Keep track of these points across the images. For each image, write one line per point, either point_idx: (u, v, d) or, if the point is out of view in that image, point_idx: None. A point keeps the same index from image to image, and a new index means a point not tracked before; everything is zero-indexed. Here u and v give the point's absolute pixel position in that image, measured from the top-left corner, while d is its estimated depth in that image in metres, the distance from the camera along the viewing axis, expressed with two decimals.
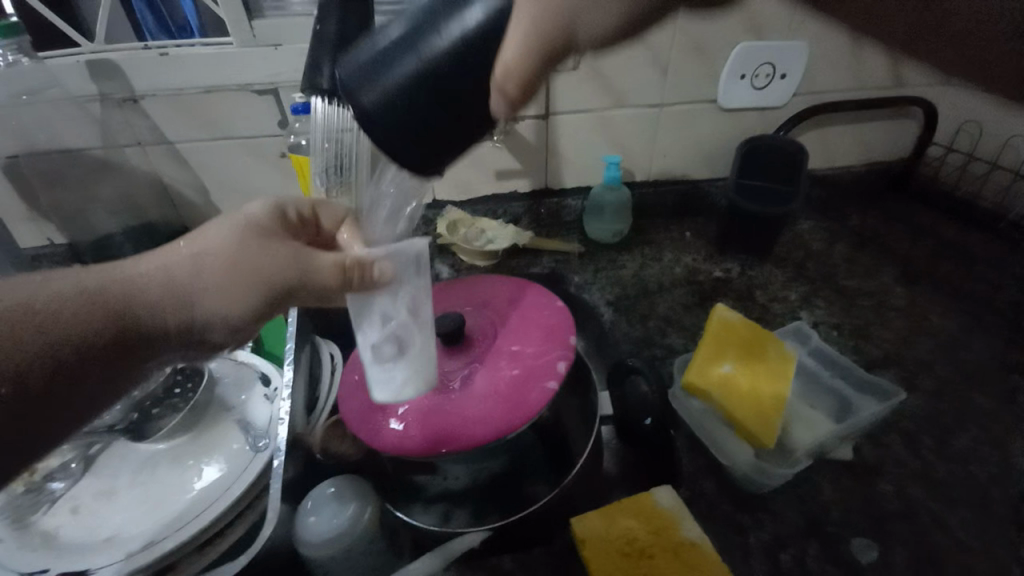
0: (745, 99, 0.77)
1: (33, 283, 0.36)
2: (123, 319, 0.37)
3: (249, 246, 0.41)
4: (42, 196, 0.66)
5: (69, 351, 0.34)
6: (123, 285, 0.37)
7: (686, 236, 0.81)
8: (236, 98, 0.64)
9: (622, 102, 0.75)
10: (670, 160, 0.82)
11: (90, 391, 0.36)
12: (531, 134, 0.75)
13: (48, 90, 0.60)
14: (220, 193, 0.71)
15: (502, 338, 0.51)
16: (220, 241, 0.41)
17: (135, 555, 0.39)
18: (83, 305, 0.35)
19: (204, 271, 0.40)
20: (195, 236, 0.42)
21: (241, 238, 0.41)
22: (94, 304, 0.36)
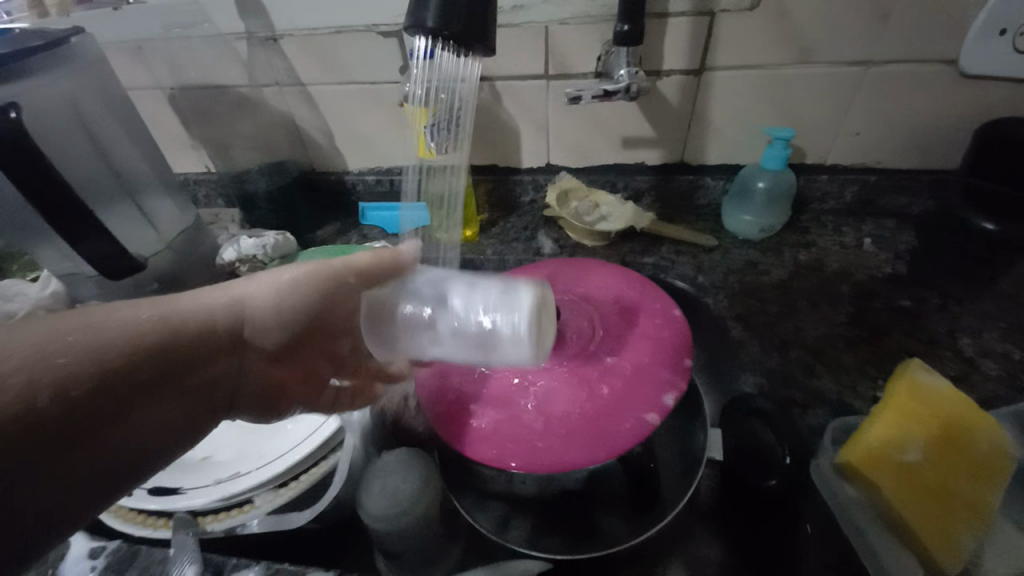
0: (1010, 60, 0.53)
1: (87, 320, 0.33)
2: (178, 347, 0.36)
3: (304, 285, 0.44)
4: (200, 128, 0.73)
5: (131, 368, 0.33)
6: (175, 323, 0.36)
7: (863, 244, 0.62)
8: (361, 39, 0.61)
9: (809, 57, 0.57)
10: (860, 140, 0.62)
11: (117, 419, 0.32)
12: (675, 93, 0.61)
13: (205, 26, 0.64)
14: (341, 138, 0.72)
15: (598, 343, 0.44)
16: (265, 284, 0.43)
17: (220, 484, 0.42)
18: (146, 332, 0.34)
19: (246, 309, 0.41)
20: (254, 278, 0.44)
21: (299, 278, 0.45)
22: (155, 330, 0.35)
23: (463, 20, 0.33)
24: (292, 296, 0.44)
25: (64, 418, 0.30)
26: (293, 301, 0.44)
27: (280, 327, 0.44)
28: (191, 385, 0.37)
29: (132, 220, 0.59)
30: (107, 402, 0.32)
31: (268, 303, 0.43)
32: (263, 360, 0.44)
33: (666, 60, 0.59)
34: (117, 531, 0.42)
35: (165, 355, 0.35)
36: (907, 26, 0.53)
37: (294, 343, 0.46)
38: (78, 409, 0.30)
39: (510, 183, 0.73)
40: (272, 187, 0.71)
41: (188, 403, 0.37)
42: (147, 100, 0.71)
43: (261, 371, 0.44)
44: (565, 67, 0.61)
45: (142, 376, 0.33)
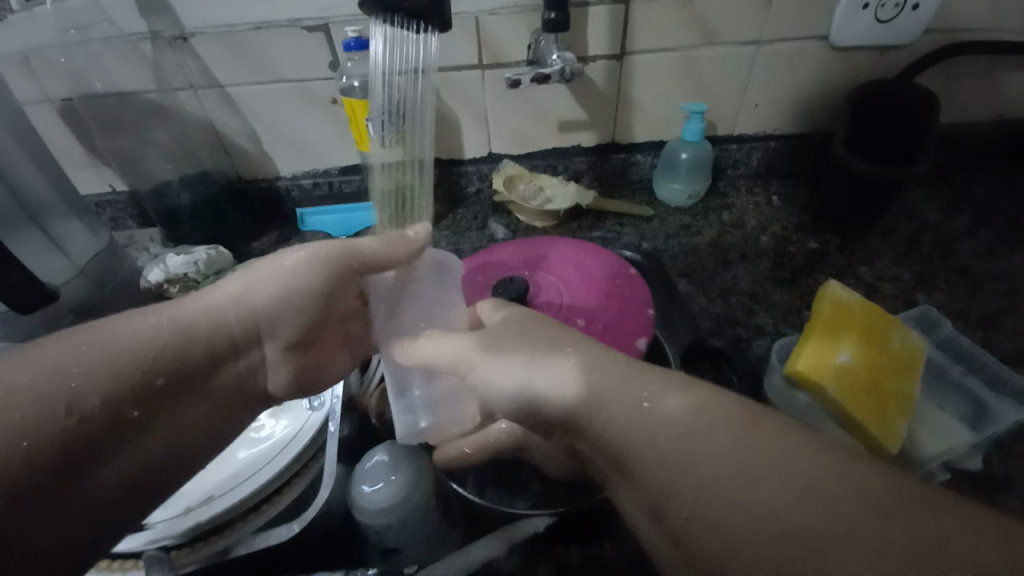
0: (865, 35, 0.64)
1: (89, 336, 0.34)
2: (190, 368, 0.37)
3: (300, 271, 0.43)
4: (100, 141, 0.66)
5: (134, 392, 0.34)
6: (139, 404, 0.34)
7: (772, 201, 0.72)
8: (283, 35, 0.59)
9: (714, 38, 0.64)
10: (760, 111, 0.71)
11: (125, 442, 0.33)
12: (602, 77, 0.66)
13: (100, 27, 0.58)
14: (270, 140, 0.68)
15: (568, 309, 0.47)
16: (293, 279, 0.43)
17: (192, 511, 0.38)
18: (142, 356, 0.35)
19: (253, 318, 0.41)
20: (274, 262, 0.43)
21: (297, 269, 0.43)
22: (164, 346, 0.36)
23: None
24: (296, 284, 0.43)
25: (76, 444, 0.31)
26: (301, 288, 0.43)
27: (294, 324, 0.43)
28: (210, 391, 0.38)
29: (35, 246, 0.52)
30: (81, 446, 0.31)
31: (274, 302, 0.42)
32: (285, 350, 0.44)
33: (591, 46, 0.63)
34: None
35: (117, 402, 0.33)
36: (784, 11, 0.62)
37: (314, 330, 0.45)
38: (90, 432, 0.32)
39: (455, 175, 0.74)
40: (196, 200, 0.66)
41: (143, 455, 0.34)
42: (33, 115, 0.63)
43: (285, 366, 0.44)
44: (498, 56, 0.64)
45: (160, 387, 0.35)
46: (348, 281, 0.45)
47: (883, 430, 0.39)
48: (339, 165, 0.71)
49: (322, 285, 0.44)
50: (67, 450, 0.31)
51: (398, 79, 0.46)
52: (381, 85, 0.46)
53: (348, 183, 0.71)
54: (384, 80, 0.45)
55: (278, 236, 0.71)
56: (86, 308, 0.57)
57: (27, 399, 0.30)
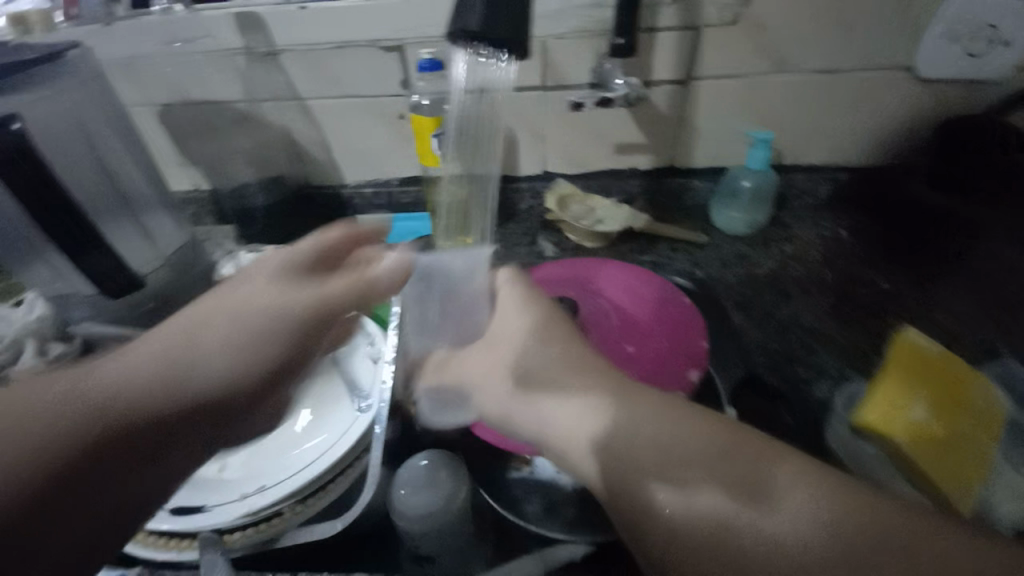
0: (955, 67, 0.60)
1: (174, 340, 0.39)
2: (168, 415, 0.37)
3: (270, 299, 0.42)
4: (192, 143, 0.72)
5: (105, 438, 0.34)
6: (109, 447, 0.34)
7: (842, 235, 0.68)
8: (361, 54, 0.63)
9: (786, 66, 0.62)
10: (831, 142, 0.68)
11: (110, 479, 0.34)
12: (665, 102, 0.66)
13: (203, 42, 0.64)
14: (339, 150, 0.72)
15: (618, 333, 0.47)
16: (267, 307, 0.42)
17: (248, 498, 0.41)
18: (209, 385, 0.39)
19: (221, 347, 0.40)
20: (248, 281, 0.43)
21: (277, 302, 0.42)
22: (128, 396, 0.35)
23: (507, 29, 0.37)
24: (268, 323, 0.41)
25: (56, 482, 0.32)
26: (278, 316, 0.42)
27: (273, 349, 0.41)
28: (188, 439, 0.38)
29: (129, 236, 0.59)
30: (45, 493, 0.31)
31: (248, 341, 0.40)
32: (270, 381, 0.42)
33: (656, 71, 0.63)
34: (137, 555, 0.40)
35: (96, 440, 0.34)
36: (867, 40, 0.60)
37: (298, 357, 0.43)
38: (71, 475, 0.32)
39: (509, 191, 0.75)
40: (269, 203, 0.71)
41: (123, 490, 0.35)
42: (138, 117, 0.70)
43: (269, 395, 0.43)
44: (562, 78, 0.65)
45: (142, 442, 0.35)
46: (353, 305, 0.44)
47: (953, 479, 0.37)
48: (400, 176, 0.74)
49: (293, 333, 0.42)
50: (53, 490, 0.31)
51: (468, 101, 0.48)
52: (453, 106, 0.48)
53: (406, 194, 0.74)
54: (458, 100, 0.48)
55: None
56: (166, 296, 0.62)
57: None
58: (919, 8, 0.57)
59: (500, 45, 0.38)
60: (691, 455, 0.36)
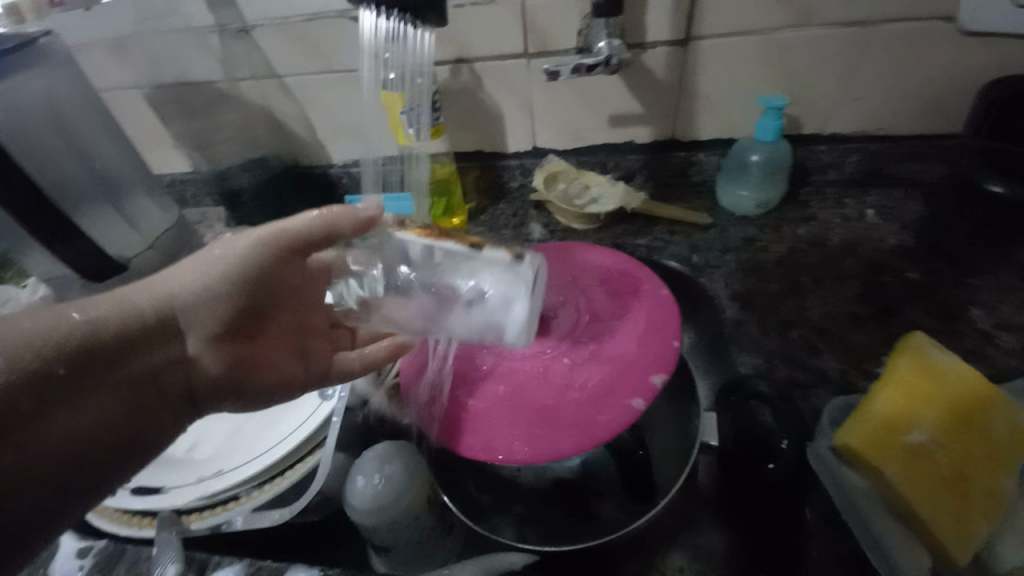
0: (1009, 19, 0.50)
1: (177, 275, 0.39)
2: (108, 354, 0.35)
3: (246, 257, 0.41)
4: (176, 125, 0.72)
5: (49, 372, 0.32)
6: (101, 332, 0.35)
7: (867, 216, 0.60)
8: (334, 26, 0.60)
9: (805, 19, 0.53)
10: (861, 107, 0.58)
11: (77, 394, 0.33)
12: (663, 66, 0.59)
13: (177, 21, 0.63)
14: (322, 129, 0.70)
15: (583, 329, 0.43)
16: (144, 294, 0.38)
17: (205, 482, 0.42)
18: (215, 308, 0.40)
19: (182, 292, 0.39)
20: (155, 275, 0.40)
21: (236, 257, 0.41)
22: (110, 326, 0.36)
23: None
24: (214, 275, 0.40)
25: (70, 367, 0.33)
26: (247, 265, 0.41)
27: (218, 301, 0.40)
28: (116, 382, 0.35)
29: (110, 223, 0.58)
30: (51, 377, 0.32)
31: (197, 292, 0.39)
32: (212, 341, 0.40)
33: (651, 31, 0.56)
34: (105, 531, 0.41)
35: (80, 351, 0.34)
36: None
37: (246, 317, 0.42)
38: (68, 369, 0.33)
39: (497, 168, 0.71)
40: (255, 182, 0.70)
41: (121, 392, 0.35)
42: (125, 101, 0.70)
43: (215, 356, 0.40)
44: (547, 43, 0.59)
45: (59, 377, 0.32)
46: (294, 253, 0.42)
47: (954, 533, 0.33)
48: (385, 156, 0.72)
49: (257, 261, 0.41)
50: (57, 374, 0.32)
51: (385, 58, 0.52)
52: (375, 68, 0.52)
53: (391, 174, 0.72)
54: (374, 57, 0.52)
55: None
56: None
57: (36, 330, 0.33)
58: None
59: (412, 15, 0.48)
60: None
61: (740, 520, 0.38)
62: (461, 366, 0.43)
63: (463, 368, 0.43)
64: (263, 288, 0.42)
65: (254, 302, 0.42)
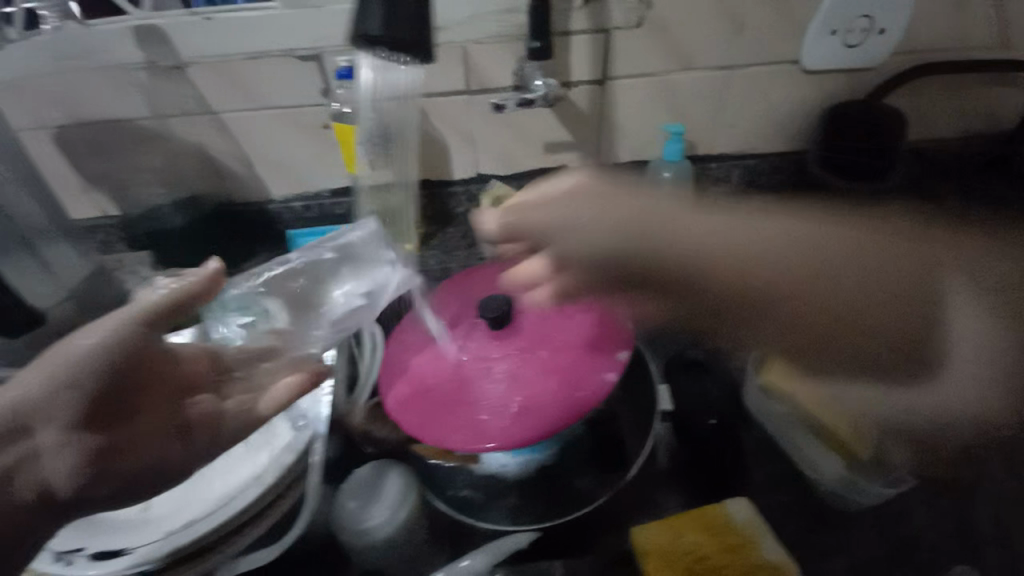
0: (833, 59, 0.67)
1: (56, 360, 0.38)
2: None
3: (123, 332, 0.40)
4: (92, 166, 0.67)
5: None
6: None
7: (754, 217, 0.74)
8: (277, 64, 0.61)
9: (690, 63, 0.67)
10: (738, 132, 0.73)
11: None
12: (585, 101, 0.69)
13: (98, 59, 0.60)
14: (261, 165, 0.70)
15: (551, 323, 0.49)
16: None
17: (171, 537, 0.39)
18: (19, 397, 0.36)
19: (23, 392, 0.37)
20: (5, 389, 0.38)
21: (95, 343, 0.39)
22: None
23: (411, 28, 0.36)
24: (83, 361, 0.38)
25: None
26: (108, 345, 0.39)
27: (70, 390, 0.37)
28: None
29: (27, 273, 0.54)
30: None
31: (40, 387, 0.37)
32: (71, 431, 0.37)
33: (573, 72, 0.66)
34: None
35: None
36: (754, 39, 0.65)
37: (115, 395, 0.39)
38: None
39: (445, 195, 0.75)
40: (187, 221, 0.66)
41: None
42: (29, 142, 0.64)
43: (69, 451, 0.36)
44: (485, 82, 0.66)
45: None
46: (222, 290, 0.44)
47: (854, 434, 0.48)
48: (330, 188, 0.72)
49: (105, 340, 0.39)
50: None
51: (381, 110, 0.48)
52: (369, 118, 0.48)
53: (338, 206, 0.73)
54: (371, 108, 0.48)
55: (268, 257, 0.72)
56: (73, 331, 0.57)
57: None
58: (794, 10, 0.64)
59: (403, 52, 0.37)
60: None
61: (689, 485, 0.47)
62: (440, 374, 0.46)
63: (443, 387, 0.45)
64: (136, 364, 0.40)
65: (128, 381, 0.40)
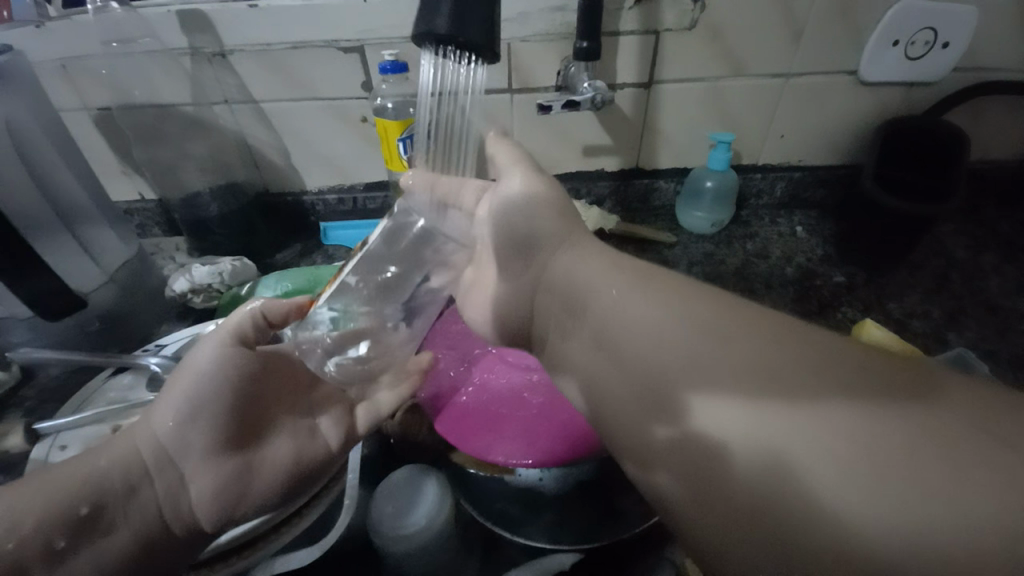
0: (890, 72, 0.64)
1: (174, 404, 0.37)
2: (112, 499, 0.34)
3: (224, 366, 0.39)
4: (132, 150, 0.67)
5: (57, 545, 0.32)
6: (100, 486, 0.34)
7: (797, 231, 0.72)
8: (320, 55, 0.60)
9: (741, 69, 0.64)
10: (786, 143, 0.71)
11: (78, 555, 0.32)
12: (630, 105, 0.67)
13: (142, 43, 0.60)
14: (298, 156, 0.69)
15: None
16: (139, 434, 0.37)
17: (212, 531, 0.37)
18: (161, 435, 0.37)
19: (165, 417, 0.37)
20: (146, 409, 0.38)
21: (218, 363, 0.38)
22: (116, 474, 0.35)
23: (479, 32, 0.35)
24: (204, 385, 0.37)
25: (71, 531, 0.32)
26: (230, 367, 0.38)
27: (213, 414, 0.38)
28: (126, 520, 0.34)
29: (72, 256, 0.54)
30: (77, 521, 0.33)
31: (184, 409, 0.37)
32: (213, 456, 0.38)
33: (620, 74, 0.64)
34: None
35: (97, 495, 0.34)
36: (811, 46, 0.63)
37: (254, 412, 0.40)
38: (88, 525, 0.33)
39: None
40: (224, 211, 0.67)
41: (139, 528, 0.35)
42: (73, 123, 0.64)
43: (213, 471, 0.38)
44: (528, 81, 0.64)
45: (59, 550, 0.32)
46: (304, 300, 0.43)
47: None
48: (364, 182, 0.72)
49: (231, 363, 0.39)
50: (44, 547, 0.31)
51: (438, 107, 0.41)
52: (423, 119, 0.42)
53: (371, 201, 0.72)
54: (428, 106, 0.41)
55: (300, 249, 0.72)
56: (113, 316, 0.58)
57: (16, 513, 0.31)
58: (857, 18, 0.61)
59: (470, 50, 0.36)
60: (674, 376, 0.29)
61: None
62: (478, 388, 0.46)
63: (488, 401, 0.44)
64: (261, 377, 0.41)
65: (253, 395, 0.40)
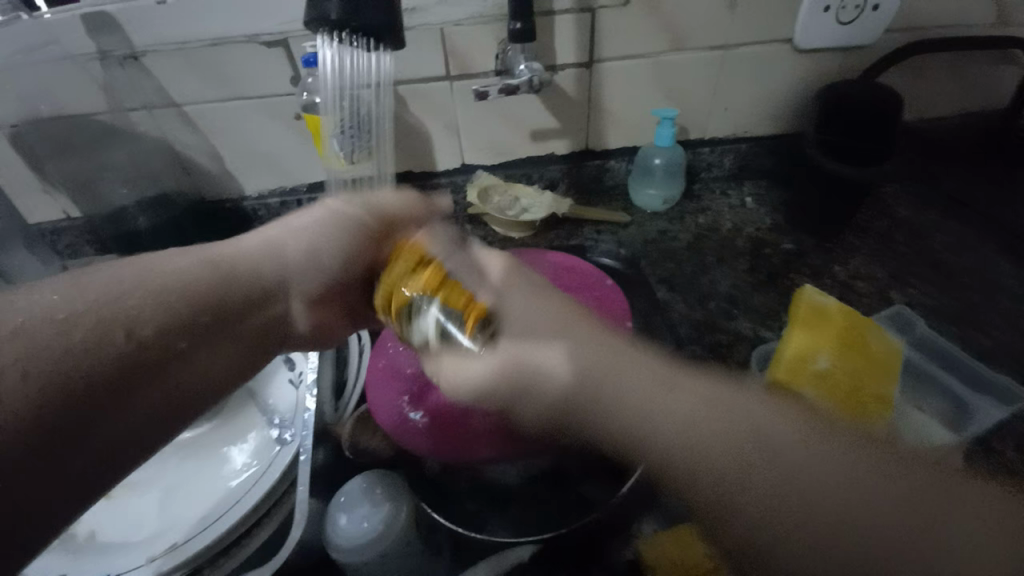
0: (822, 39, 0.65)
1: (92, 284, 0.35)
2: (207, 317, 0.38)
3: (198, 270, 0.39)
4: (48, 166, 0.62)
5: (106, 368, 0.32)
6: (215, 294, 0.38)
7: (746, 202, 0.73)
8: (242, 50, 0.57)
9: (679, 44, 0.64)
10: (730, 116, 0.71)
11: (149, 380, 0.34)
12: (573, 86, 0.66)
13: (42, 48, 0.55)
14: (232, 160, 0.66)
15: None
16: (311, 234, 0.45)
17: (155, 560, 0.37)
18: (71, 312, 0.32)
19: (284, 247, 0.44)
20: (286, 219, 0.46)
21: (318, 225, 0.45)
22: (200, 283, 0.38)
23: (375, 11, 0.34)
24: (322, 236, 0.45)
25: (117, 376, 0.32)
26: (334, 245, 0.45)
27: (318, 274, 0.45)
28: (223, 340, 0.39)
29: None
30: (195, 327, 0.37)
31: (309, 242, 0.45)
32: (308, 304, 0.45)
33: (560, 55, 0.63)
34: None
35: (189, 311, 0.37)
36: (745, 17, 0.63)
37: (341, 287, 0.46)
38: (147, 358, 0.34)
39: (429, 187, 0.72)
40: (154, 222, 0.63)
41: (236, 347, 0.40)
42: None
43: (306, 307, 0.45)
44: (467, 67, 0.63)
45: (112, 386, 0.32)
46: (368, 247, 0.45)
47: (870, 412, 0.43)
48: (308, 183, 0.69)
49: (355, 247, 0.45)
50: (110, 378, 0.32)
51: (355, 97, 0.44)
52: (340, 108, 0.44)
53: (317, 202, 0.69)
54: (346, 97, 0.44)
55: None
56: None
57: (87, 322, 0.32)
58: None
59: (374, 35, 0.36)
60: (619, 384, 0.33)
61: None
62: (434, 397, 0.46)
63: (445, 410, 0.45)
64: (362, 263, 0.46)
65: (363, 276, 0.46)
